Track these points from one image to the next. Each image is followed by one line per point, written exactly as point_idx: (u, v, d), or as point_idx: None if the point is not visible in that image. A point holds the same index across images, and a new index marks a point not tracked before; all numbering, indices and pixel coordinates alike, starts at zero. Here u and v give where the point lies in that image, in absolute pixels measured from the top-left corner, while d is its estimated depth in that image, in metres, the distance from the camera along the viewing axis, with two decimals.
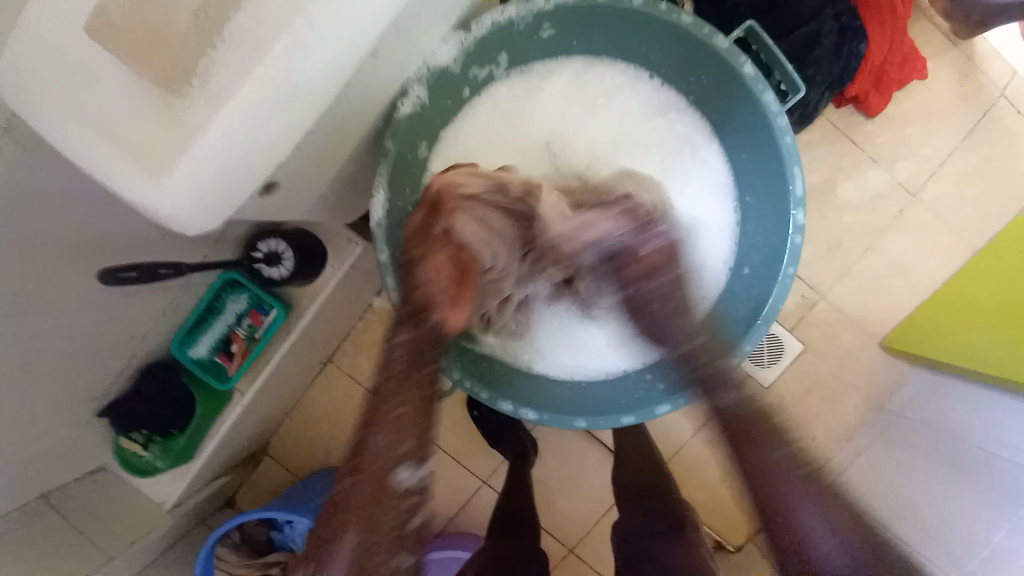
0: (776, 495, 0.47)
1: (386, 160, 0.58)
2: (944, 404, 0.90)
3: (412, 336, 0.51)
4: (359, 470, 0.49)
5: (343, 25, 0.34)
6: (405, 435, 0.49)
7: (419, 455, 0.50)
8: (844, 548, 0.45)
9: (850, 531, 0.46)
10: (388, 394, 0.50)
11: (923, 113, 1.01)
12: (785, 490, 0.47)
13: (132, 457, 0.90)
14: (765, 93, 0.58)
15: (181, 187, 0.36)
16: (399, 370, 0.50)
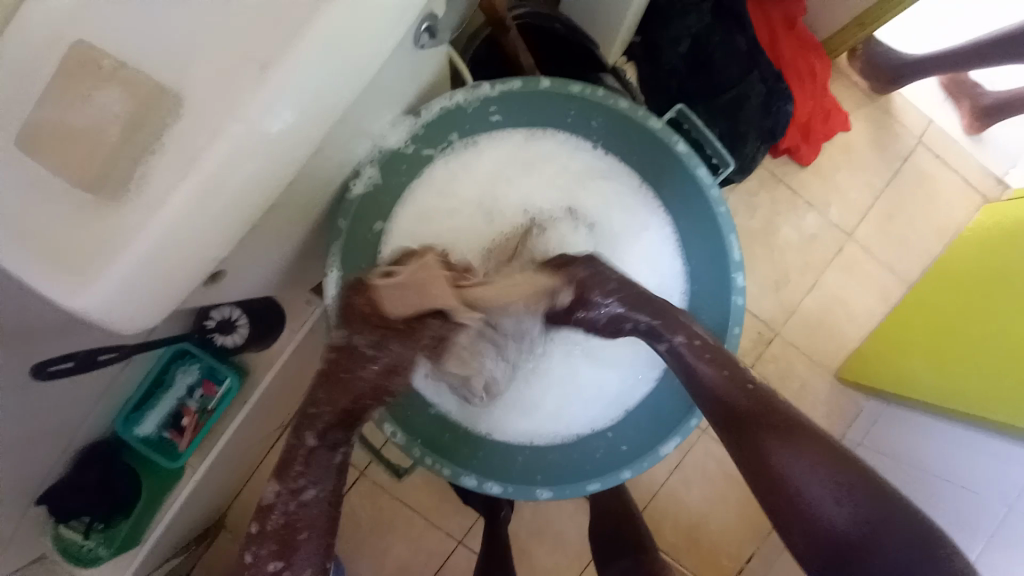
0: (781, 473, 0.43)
1: (338, 237, 0.59)
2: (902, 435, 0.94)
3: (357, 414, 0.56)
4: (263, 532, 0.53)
5: (285, 128, 0.35)
6: (319, 509, 0.55)
7: (327, 534, 0.56)
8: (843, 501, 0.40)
9: (846, 482, 0.41)
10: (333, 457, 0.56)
11: (851, 160, 1.10)
12: (788, 464, 0.43)
13: (72, 548, 0.82)
14: (698, 168, 0.62)
15: (115, 285, 0.35)
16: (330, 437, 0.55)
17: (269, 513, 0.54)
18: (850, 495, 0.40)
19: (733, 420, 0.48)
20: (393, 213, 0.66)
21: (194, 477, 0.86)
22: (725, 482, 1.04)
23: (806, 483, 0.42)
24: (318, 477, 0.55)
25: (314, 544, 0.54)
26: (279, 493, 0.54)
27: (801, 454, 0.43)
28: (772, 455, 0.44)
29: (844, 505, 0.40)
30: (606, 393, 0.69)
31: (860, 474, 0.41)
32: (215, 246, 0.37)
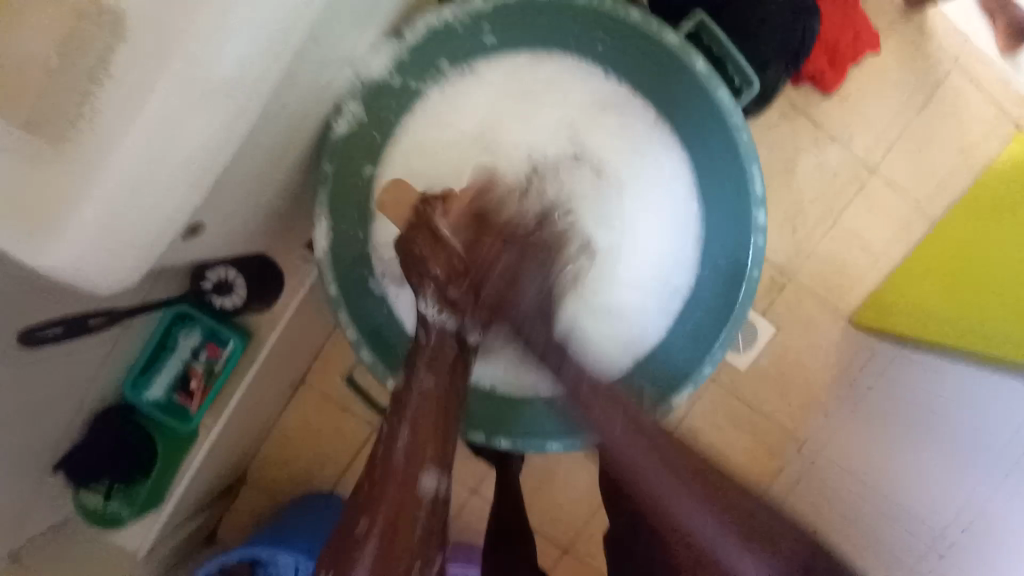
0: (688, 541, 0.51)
1: (324, 182, 0.57)
2: (928, 378, 0.93)
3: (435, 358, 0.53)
4: (377, 479, 0.50)
5: (246, 46, 0.31)
6: (438, 439, 0.51)
7: (444, 463, 0.51)
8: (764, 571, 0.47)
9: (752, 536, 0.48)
10: (439, 387, 0.53)
11: (879, 88, 1.02)
12: (692, 532, 0.50)
13: (96, 509, 0.84)
14: (718, 90, 0.57)
15: (79, 234, 0.32)
16: (428, 360, 0.53)
17: (394, 450, 0.50)
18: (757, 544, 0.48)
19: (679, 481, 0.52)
20: (382, 155, 0.61)
21: (208, 439, 0.86)
22: (734, 426, 1.04)
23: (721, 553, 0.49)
24: (426, 417, 0.51)
25: (433, 471, 0.50)
26: (390, 428, 0.52)
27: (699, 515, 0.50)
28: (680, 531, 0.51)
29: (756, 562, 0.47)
30: (619, 339, 0.66)
31: (763, 530, 0.48)
32: (186, 187, 0.34)
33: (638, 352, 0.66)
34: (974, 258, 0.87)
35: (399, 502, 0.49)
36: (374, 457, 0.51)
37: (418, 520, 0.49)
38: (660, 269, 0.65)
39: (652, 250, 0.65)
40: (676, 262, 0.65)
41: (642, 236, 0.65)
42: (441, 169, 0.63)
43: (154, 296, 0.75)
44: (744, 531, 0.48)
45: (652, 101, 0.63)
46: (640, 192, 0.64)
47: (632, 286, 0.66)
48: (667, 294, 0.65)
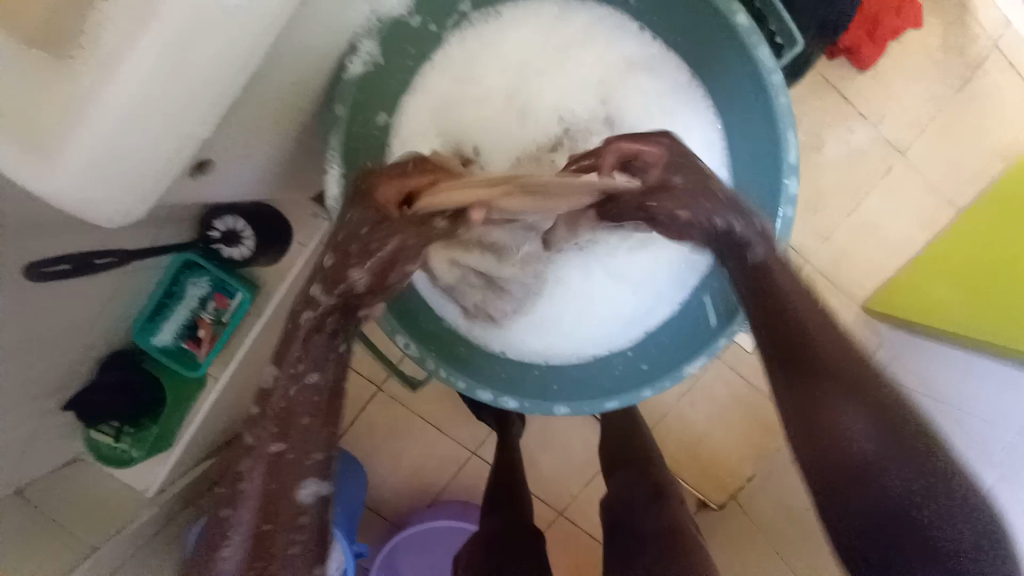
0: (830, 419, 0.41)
1: (336, 126, 0.53)
2: (922, 362, 0.89)
3: (316, 320, 0.48)
4: (239, 490, 0.49)
5: None
6: (304, 433, 0.50)
7: (326, 462, 0.51)
8: (872, 432, 0.40)
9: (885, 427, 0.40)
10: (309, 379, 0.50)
11: (917, 65, 0.96)
12: (840, 418, 0.40)
13: (105, 449, 0.86)
14: (759, 47, 0.52)
15: (82, 163, 0.31)
16: (296, 358, 0.49)
17: (272, 391, 0.50)
18: (879, 414, 0.40)
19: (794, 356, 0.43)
20: (400, 102, 0.60)
21: (216, 386, 0.88)
22: (736, 405, 1.04)
23: (844, 423, 0.41)
24: (299, 412, 0.50)
25: (313, 479, 0.50)
26: (257, 434, 0.50)
27: (852, 403, 0.41)
28: (824, 405, 0.41)
29: (866, 420, 0.40)
30: (623, 311, 0.65)
31: (881, 403, 0.41)
32: (187, 121, 0.33)
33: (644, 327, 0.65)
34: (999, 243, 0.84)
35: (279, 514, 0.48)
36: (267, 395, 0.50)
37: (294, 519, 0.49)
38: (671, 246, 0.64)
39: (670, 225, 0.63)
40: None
41: None
42: (464, 123, 0.61)
43: (167, 239, 0.77)
44: (862, 398, 0.41)
45: (685, 58, 0.60)
46: None
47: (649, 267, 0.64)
48: (679, 269, 0.64)
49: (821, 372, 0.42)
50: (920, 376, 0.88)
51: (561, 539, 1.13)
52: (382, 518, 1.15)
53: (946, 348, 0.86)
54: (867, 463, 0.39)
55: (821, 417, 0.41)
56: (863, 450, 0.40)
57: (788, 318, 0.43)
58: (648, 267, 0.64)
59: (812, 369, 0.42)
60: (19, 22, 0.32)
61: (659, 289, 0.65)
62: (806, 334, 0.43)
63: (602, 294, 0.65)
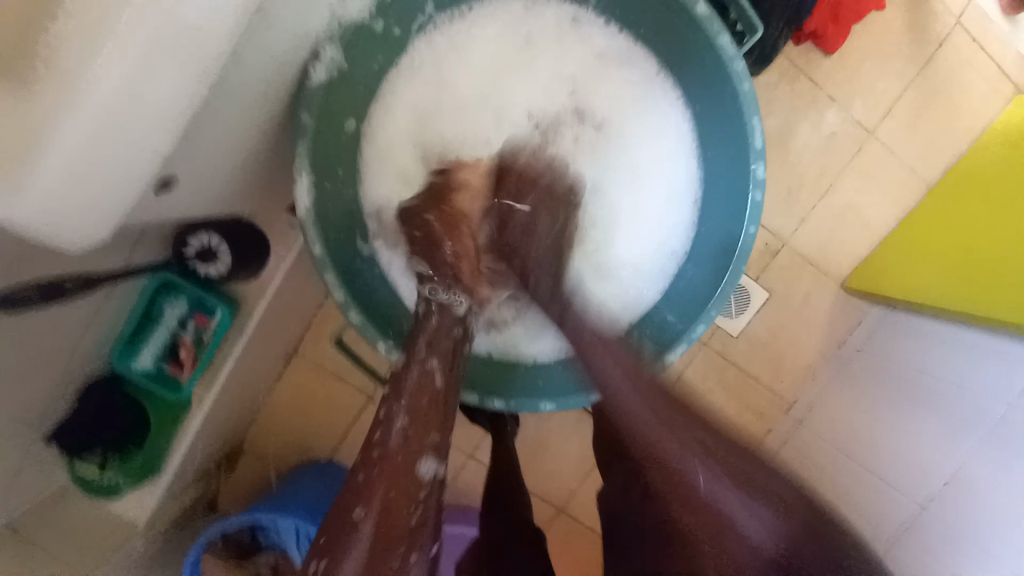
0: (670, 466, 0.48)
1: (303, 135, 0.53)
2: (908, 340, 0.92)
3: (424, 365, 0.51)
4: (352, 523, 0.46)
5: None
6: (429, 417, 0.49)
7: (443, 449, 0.50)
8: (745, 504, 0.45)
9: (723, 460, 0.47)
10: (430, 394, 0.50)
11: (881, 46, 0.98)
12: (685, 468, 0.48)
13: (88, 479, 0.83)
14: (720, 36, 0.53)
15: (42, 185, 0.31)
16: (415, 387, 0.50)
17: (388, 438, 0.48)
18: (750, 482, 0.46)
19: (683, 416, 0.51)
20: (371, 109, 0.60)
21: (202, 407, 0.87)
22: (726, 391, 1.05)
23: (699, 478, 0.47)
24: (419, 421, 0.49)
25: (430, 456, 0.49)
26: (385, 419, 0.49)
27: (689, 447, 0.48)
28: (666, 456, 0.49)
29: (760, 511, 0.45)
30: (613, 302, 0.65)
31: (772, 484, 0.46)
32: (152, 138, 0.33)
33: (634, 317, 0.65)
34: (969, 222, 0.86)
35: (394, 492, 0.47)
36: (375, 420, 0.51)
37: (415, 515, 0.47)
38: (656, 235, 0.64)
39: (650, 214, 0.64)
40: (673, 224, 0.64)
41: (643, 196, 0.64)
42: (436, 127, 0.61)
43: (140, 259, 0.73)
44: (752, 484, 0.46)
45: (651, 51, 0.60)
46: (642, 149, 0.63)
47: (628, 251, 0.65)
48: (662, 257, 0.65)
49: (694, 435, 0.49)
50: (905, 357, 0.91)
51: (561, 536, 1.14)
52: None
53: (919, 323, 0.90)
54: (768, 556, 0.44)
55: (704, 500, 0.47)
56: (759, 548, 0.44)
57: (624, 416, 0.52)
58: (636, 257, 0.65)
59: (650, 453, 0.50)
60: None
61: (647, 279, 0.65)
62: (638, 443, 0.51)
63: (594, 286, 0.65)
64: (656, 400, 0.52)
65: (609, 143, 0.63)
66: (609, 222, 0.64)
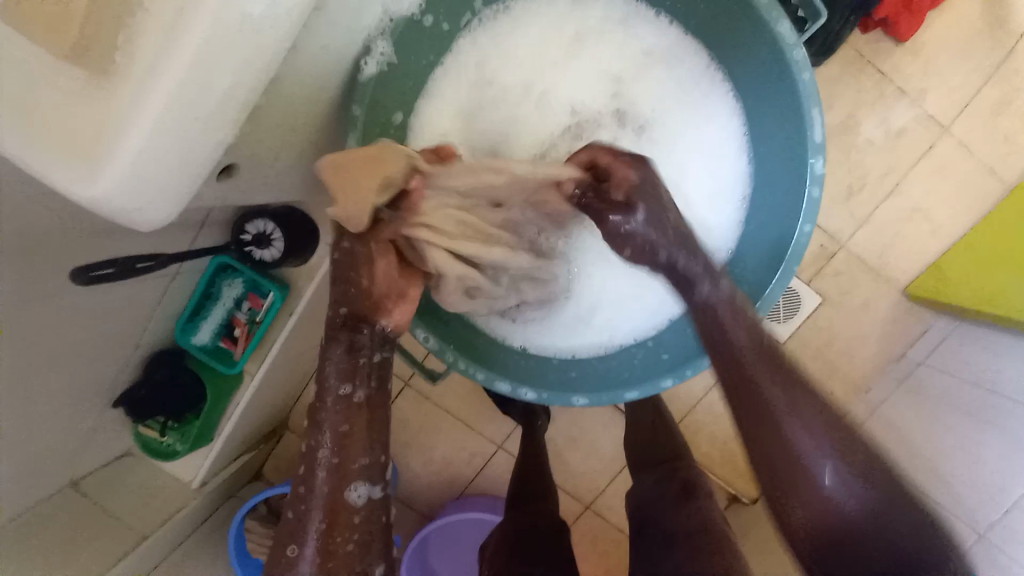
0: (774, 417, 0.42)
1: (354, 126, 0.54)
2: (965, 350, 0.86)
3: (349, 350, 0.50)
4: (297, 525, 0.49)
5: None
6: (358, 443, 0.50)
7: (378, 468, 0.51)
8: (840, 479, 0.41)
9: (832, 431, 0.42)
10: (343, 407, 0.50)
11: (962, 35, 0.91)
12: (789, 426, 0.42)
13: (152, 442, 0.91)
14: (778, 24, 0.50)
15: (126, 169, 0.34)
16: (339, 378, 0.50)
17: (318, 460, 0.49)
18: (854, 464, 0.41)
19: (787, 375, 0.44)
20: (418, 103, 0.62)
21: (252, 382, 0.92)
22: None
23: (795, 433, 0.42)
24: (347, 438, 0.50)
25: (365, 480, 0.50)
26: (314, 442, 0.50)
27: (799, 414, 0.42)
28: (767, 402, 0.43)
29: (844, 472, 0.41)
30: (647, 302, 0.65)
31: (860, 449, 0.42)
32: (213, 128, 0.36)
33: (669, 319, 0.64)
34: None
35: (330, 520, 0.48)
36: (301, 472, 0.50)
37: (353, 538, 0.48)
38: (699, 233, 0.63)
39: (698, 211, 0.62)
40: (721, 222, 0.62)
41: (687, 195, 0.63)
42: (479, 122, 0.63)
43: (202, 241, 0.80)
44: (842, 445, 0.42)
45: (708, 46, 0.59)
46: (688, 147, 0.62)
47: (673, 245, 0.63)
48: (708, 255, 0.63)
49: (803, 398, 0.43)
50: (964, 363, 0.85)
51: (588, 533, 1.13)
52: (413, 511, 1.18)
53: (981, 329, 0.83)
54: (846, 533, 0.41)
55: (793, 459, 0.42)
56: (843, 520, 0.41)
57: (732, 346, 0.45)
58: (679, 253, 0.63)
59: (756, 399, 0.43)
60: (56, 35, 0.32)
61: None
62: (746, 384, 0.44)
63: (625, 287, 0.65)
64: (770, 350, 0.45)
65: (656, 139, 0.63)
66: None
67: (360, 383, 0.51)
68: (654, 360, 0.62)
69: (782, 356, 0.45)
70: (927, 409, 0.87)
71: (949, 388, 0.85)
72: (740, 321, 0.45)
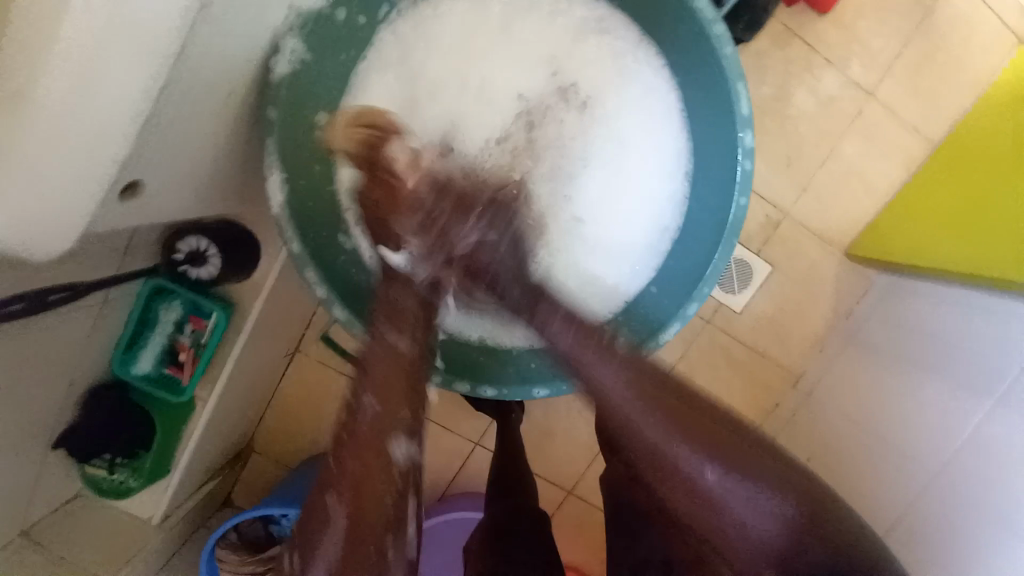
0: (684, 475, 0.51)
1: (270, 131, 0.51)
2: (909, 304, 0.92)
3: (393, 314, 0.54)
4: (337, 476, 0.50)
5: None
6: (400, 398, 0.52)
7: (415, 427, 0.52)
8: (755, 498, 0.50)
9: (733, 459, 0.51)
10: (391, 356, 0.52)
11: (877, 2, 0.95)
12: (699, 475, 0.51)
13: (102, 482, 0.85)
14: (696, 0, 0.51)
15: (4, 196, 0.30)
16: (389, 338, 0.53)
17: (359, 410, 0.51)
18: (756, 471, 0.50)
19: (696, 426, 0.52)
20: (343, 100, 0.58)
21: (205, 409, 0.86)
22: (732, 368, 1.04)
23: (721, 492, 0.50)
24: (389, 394, 0.51)
25: (403, 437, 0.51)
26: (358, 392, 0.52)
27: (693, 446, 0.51)
28: (681, 473, 0.52)
29: (758, 514, 0.49)
30: (602, 287, 0.64)
31: (770, 479, 0.51)
32: (107, 143, 0.32)
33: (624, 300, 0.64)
34: (974, 182, 0.84)
35: (366, 467, 0.50)
36: (344, 418, 0.52)
37: (389, 484, 0.50)
38: (647, 215, 0.62)
39: (643, 192, 0.62)
40: (663, 199, 0.62)
41: (632, 177, 0.62)
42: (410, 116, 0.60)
43: (129, 265, 0.74)
44: (754, 479, 0.50)
45: (635, 26, 0.60)
46: (630, 129, 0.61)
47: (621, 229, 0.63)
48: (655, 234, 0.63)
49: (695, 431, 0.52)
50: (911, 317, 0.91)
51: (571, 518, 1.14)
52: None
53: (926, 287, 0.89)
54: (771, 539, 0.49)
55: (694, 500, 0.52)
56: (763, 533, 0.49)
57: (637, 440, 0.53)
58: (630, 237, 0.63)
59: (662, 457, 0.52)
60: None
61: (636, 263, 0.63)
62: (641, 433, 0.53)
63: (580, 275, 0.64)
64: (669, 399, 0.54)
65: (597, 123, 0.62)
66: (597, 208, 0.63)
67: (404, 340, 0.53)
68: None
69: (681, 399, 0.54)
70: (885, 365, 0.93)
71: (898, 342, 0.92)
72: (629, 364, 0.54)
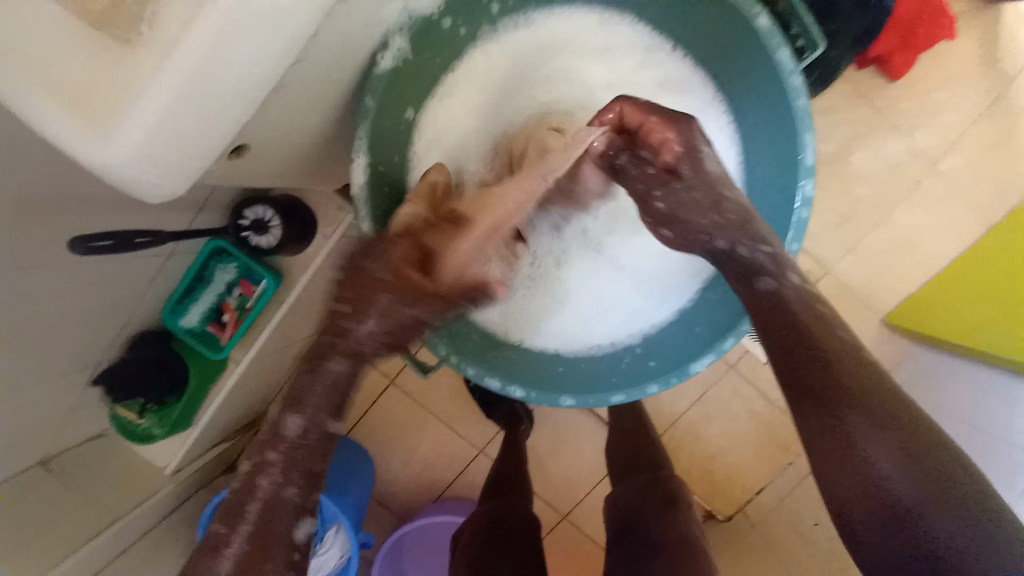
0: (848, 445, 0.36)
1: (365, 117, 0.55)
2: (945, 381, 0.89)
3: (340, 362, 0.49)
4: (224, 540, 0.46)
5: None
6: (314, 475, 0.49)
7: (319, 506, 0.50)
8: (954, 526, 0.32)
9: (920, 462, 0.34)
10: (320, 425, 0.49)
11: (952, 77, 0.95)
12: (866, 450, 0.35)
13: (129, 424, 0.89)
14: (779, 50, 0.52)
15: (137, 136, 0.34)
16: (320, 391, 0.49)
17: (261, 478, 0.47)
18: (956, 495, 0.33)
19: (847, 384, 0.37)
20: (428, 100, 0.63)
21: (236, 370, 0.91)
22: (750, 417, 1.03)
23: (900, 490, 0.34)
24: (307, 457, 0.49)
25: (307, 520, 0.49)
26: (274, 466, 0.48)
27: (875, 427, 0.35)
28: (843, 435, 0.36)
29: (956, 528, 0.32)
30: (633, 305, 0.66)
31: (968, 489, 0.33)
32: (233, 105, 0.37)
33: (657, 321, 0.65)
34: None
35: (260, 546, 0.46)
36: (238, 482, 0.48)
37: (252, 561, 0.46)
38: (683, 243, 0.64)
39: None
40: None
41: None
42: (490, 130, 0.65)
43: (201, 223, 0.80)
44: (946, 488, 0.33)
45: (713, 76, 0.61)
46: None
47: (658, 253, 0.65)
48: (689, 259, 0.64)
49: (863, 401, 0.36)
50: None
51: (565, 543, 1.14)
52: (388, 510, 1.17)
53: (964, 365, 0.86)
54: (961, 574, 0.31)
55: (857, 475, 0.35)
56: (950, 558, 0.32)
57: (822, 437, 0.37)
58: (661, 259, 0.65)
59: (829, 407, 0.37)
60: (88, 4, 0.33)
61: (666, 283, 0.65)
62: (805, 381, 0.38)
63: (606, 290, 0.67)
64: (839, 362, 0.38)
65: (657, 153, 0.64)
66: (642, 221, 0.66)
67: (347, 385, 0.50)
68: (642, 364, 0.64)
69: (866, 375, 0.38)
70: None
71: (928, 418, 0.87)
72: (798, 329, 0.40)
